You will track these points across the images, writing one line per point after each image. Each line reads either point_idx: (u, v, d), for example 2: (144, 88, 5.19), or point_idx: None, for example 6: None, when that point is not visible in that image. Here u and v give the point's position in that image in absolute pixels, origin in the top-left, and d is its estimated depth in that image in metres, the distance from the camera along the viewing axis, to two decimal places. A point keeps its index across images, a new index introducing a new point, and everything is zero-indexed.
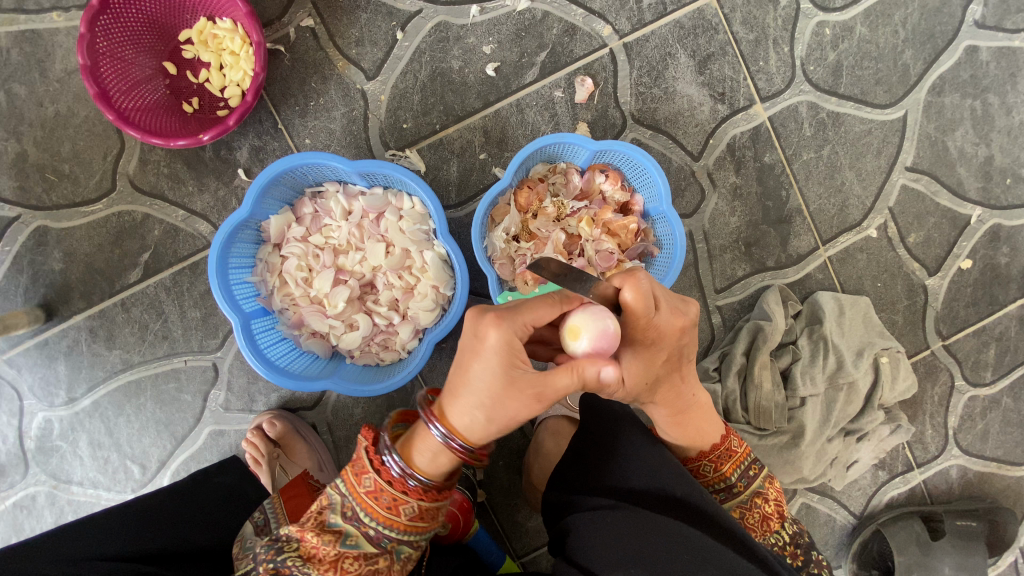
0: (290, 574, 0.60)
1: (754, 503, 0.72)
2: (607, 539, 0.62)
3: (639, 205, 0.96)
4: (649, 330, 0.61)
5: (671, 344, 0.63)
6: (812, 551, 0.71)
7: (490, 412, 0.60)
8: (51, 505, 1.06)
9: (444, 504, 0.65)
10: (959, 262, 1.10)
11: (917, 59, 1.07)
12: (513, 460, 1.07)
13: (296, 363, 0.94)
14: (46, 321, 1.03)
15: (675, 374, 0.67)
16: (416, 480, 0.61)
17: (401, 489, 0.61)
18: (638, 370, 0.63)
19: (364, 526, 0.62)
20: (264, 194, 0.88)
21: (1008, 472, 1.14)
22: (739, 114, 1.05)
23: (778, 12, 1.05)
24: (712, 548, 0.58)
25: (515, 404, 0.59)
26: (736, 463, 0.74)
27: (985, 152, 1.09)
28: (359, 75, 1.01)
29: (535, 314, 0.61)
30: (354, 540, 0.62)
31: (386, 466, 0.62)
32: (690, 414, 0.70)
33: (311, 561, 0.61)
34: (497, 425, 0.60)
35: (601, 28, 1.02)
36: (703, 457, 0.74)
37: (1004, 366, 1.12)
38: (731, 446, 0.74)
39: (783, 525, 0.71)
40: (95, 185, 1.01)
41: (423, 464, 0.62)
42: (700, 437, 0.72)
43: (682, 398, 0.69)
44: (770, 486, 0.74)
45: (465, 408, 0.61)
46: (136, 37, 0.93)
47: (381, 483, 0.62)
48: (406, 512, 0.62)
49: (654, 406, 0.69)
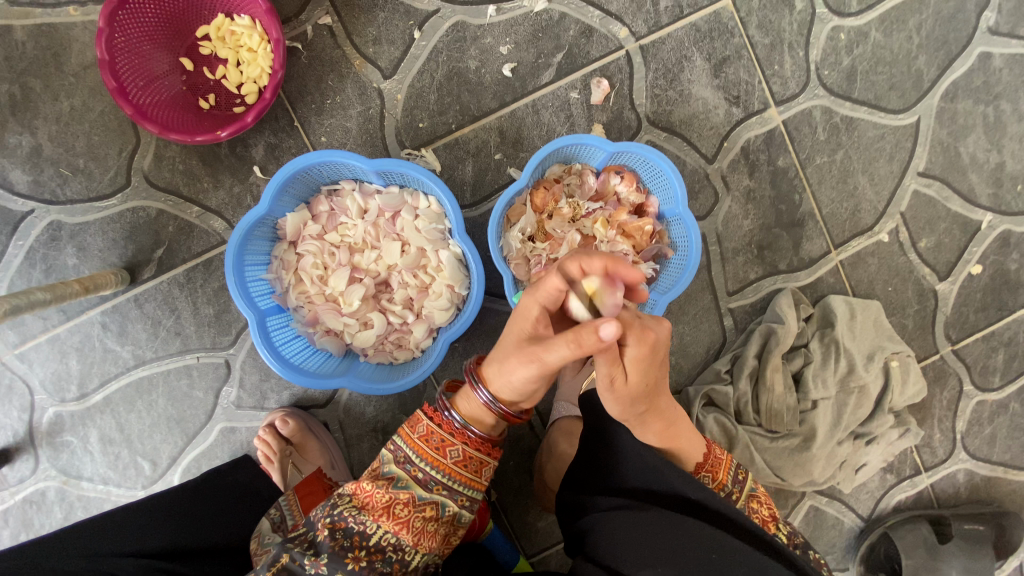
0: (346, 525, 0.63)
1: (753, 507, 0.70)
2: (631, 540, 0.62)
3: (654, 207, 0.96)
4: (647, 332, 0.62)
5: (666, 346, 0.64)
6: (812, 551, 0.68)
7: (503, 369, 0.65)
8: (61, 501, 1.06)
9: (487, 461, 0.70)
10: (969, 268, 1.10)
11: (931, 64, 1.08)
12: (524, 460, 1.07)
13: (310, 361, 0.94)
14: (131, 282, 1.02)
15: (661, 391, 0.68)
16: (462, 423, 0.69)
17: (448, 431, 0.68)
18: (638, 372, 0.63)
19: (415, 469, 0.67)
20: (281, 192, 0.88)
21: (1014, 477, 1.14)
22: (753, 117, 1.06)
23: (794, 16, 1.06)
24: (737, 547, 0.59)
25: (516, 358, 0.63)
26: (727, 470, 0.73)
27: (997, 158, 1.10)
28: (376, 74, 1.01)
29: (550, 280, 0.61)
30: (405, 484, 0.66)
31: (438, 412, 0.70)
32: (677, 427, 0.71)
33: (365, 509, 0.64)
34: (504, 378, 0.66)
35: (618, 30, 1.03)
36: (701, 469, 0.72)
37: (1012, 371, 1.13)
38: (718, 454, 0.74)
39: (779, 526, 0.69)
40: (109, 180, 1.01)
41: (468, 412, 0.69)
42: (690, 450, 0.72)
43: (669, 410, 0.69)
44: (761, 490, 0.74)
45: (492, 359, 0.68)
46: (153, 33, 0.93)
47: (432, 428, 0.69)
48: (452, 454, 0.67)
49: (647, 420, 0.68)
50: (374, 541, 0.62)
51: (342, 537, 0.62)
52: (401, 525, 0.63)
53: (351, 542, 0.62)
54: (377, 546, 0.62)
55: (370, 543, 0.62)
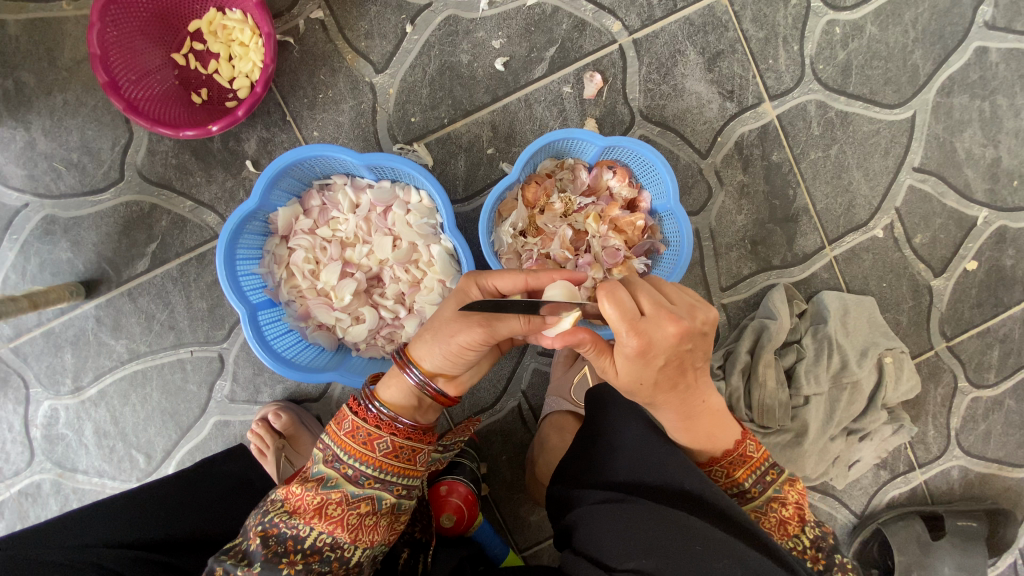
0: (279, 531, 0.63)
1: (771, 508, 0.69)
2: (617, 532, 0.62)
3: (646, 202, 0.96)
4: (638, 334, 0.55)
5: (666, 352, 0.57)
6: (836, 555, 0.66)
7: (433, 337, 0.66)
8: (56, 493, 1.07)
9: (421, 449, 0.69)
10: (965, 264, 1.10)
11: (927, 59, 1.07)
12: (516, 454, 1.07)
13: (302, 356, 0.95)
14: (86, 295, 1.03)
15: (678, 384, 0.63)
16: (386, 413, 0.67)
17: (375, 424, 0.67)
18: (630, 370, 0.58)
19: (344, 466, 0.66)
20: (272, 186, 0.88)
21: (1008, 474, 1.14)
22: (747, 112, 1.05)
23: (789, 10, 1.05)
24: (723, 540, 0.58)
25: (453, 327, 0.63)
26: (751, 469, 0.71)
27: (993, 154, 1.09)
28: (368, 68, 1.01)
29: (502, 278, 0.66)
30: (335, 482, 0.65)
31: (359, 404, 0.69)
32: (699, 419, 0.67)
33: (297, 512, 0.64)
34: (438, 345, 0.65)
35: (611, 24, 1.02)
36: (715, 463, 0.71)
37: (1007, 368, 1.13)
38: (747, 451, 0.71)
39: (802, 529, 0.68)
40: (103, 175, 1.01)
41: (390, 398, 0.68)
42: (713, 443, 0.69)
43: (692, 404, 0.66)
44: (791, 489, 0.70)
45: (424, 336, 0.67)
46: (146, 28, 0.93)
47: (358, 423, 0.67)
48: (380, 447, 0.66)
49: (660, 409, 0.66)
50: (309, 543, 0.62)
51: (275, 543, 0.62)
52: (335, 524, 0.63)
53: (284, 547, 0.61)
54: (314, 548, 0.62)
55: (306, 545, 0.62)
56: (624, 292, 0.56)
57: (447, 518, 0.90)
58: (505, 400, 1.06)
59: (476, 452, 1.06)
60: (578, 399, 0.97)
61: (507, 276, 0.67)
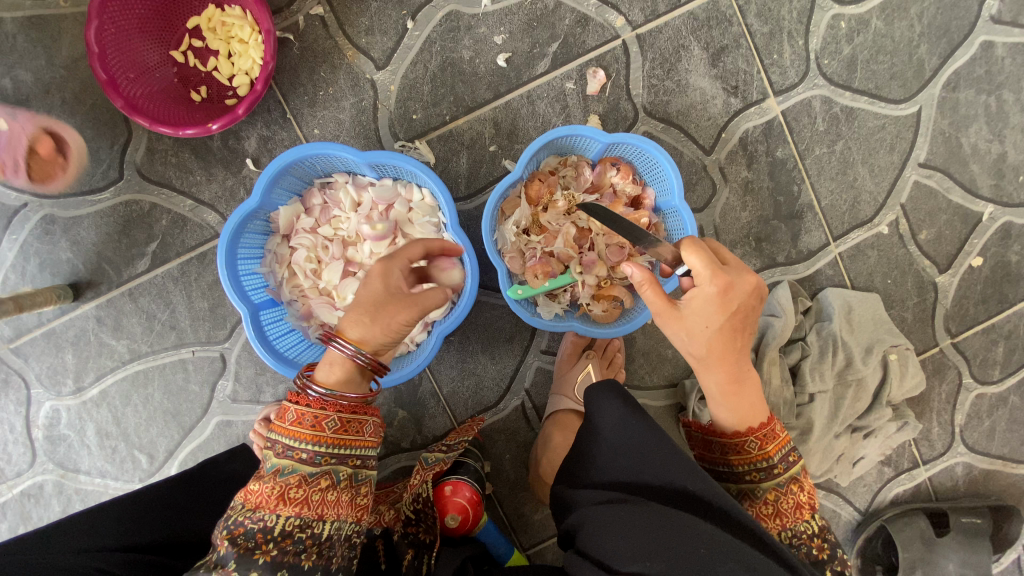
0: (246, 529, 0.62)
1: (791, 490, 0.69)
2: (620, 533, 0.62)
3: (651, 200, 0.95)
4: (722, 273, 0.66)
5: (749, 300, 0.67)
6: (837, 548, 0.69)
7: (363, 310, 0.67)
8: (58, 493, 1.06)
9: (366, 419, 0.70)
10: (970, 260, 1.09)
11: (933, 53, 1.06)
12: (520, 453, 1.07)
13: (305, 355, 0.94)
14: (74, 295, 1.02)
15: (739, 342, 0.69)
16: (329, 393, 0.67)
17: (320, 406, 0.67)
18: (703, 310, 0.67)
19: (296, 452, 0.65)
20: (273, 185, 0.87)
21: (1013, 470, 1.14)
22: (752, 108, 1.04)
23: (794, 5, 1.04)
24: (728, 543, 0.58)
25: (391, 310, 0.66)
26: (780, 446, 0.70)
27: (999, 149, 1.08)
28: (368, 65, 1.00)
29: (411, 250, 0.71)
30: (291, 468, 0.64)
31: (300, 392, 0.68)
32: (743, 386, 0.70)
33: (259, 507, 0.63)
34: (378, 326, 0.67)
35: (614, 18, 1.01)
36: (750, 433, 0.70)
37: (1012, 364, 1.12)
38: (776, 429, 0.71)
39: (813, 515, 0.69)
40: (102, 174, 1.01)
41: (326, 378, 0.69)
42: (750, 414, 0.71)
43: (739, 367, 0.70)
44: (807, 475, 0.71)
45: (354, 316, 0.68)
46: (144, 25, 0.92)
47: (302, 410, 0.67)
48: (329, 426, 0.66)
49: (710, 365, 0.69)
50: (279, 531, 0.62)
51: (244, 540, 0.61)
52: (299, 506, 0.63)
53: (255, 541, 0.61)
54: (284, 533, 0.62)
55: (276, 533, 0.61)
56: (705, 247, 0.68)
57: (450, 518, 0.90)
58: (508, 400, 1.06)
59: (480, 451, 1.05)
60: (581, 397, 0.97)
61: (413, 247, 0.72)
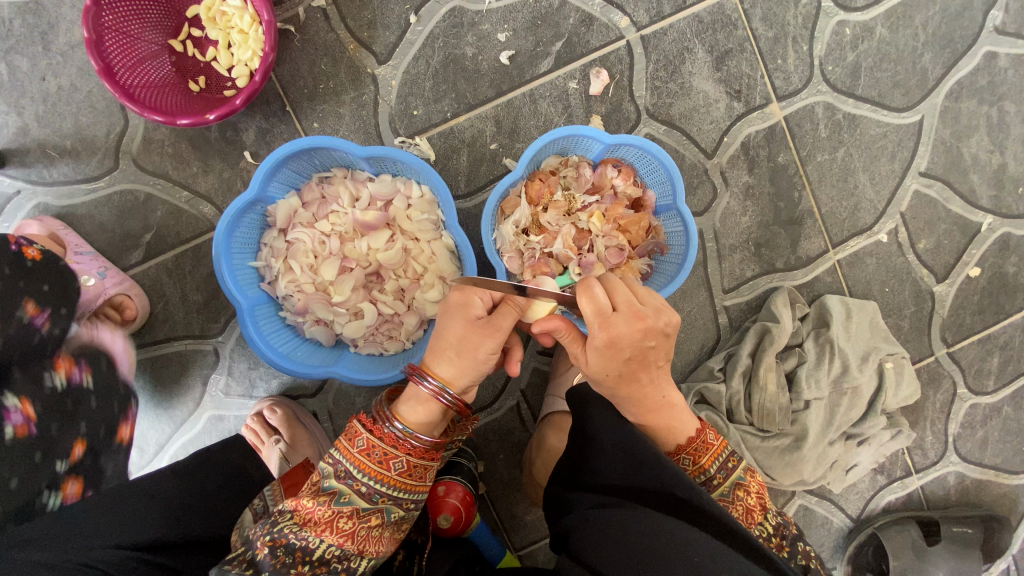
0: (287, 541, 0.61)
1: (737, 496, 0.68)
2: (612, 541, 0.61)
3: (651, 202, 0.94)
4: (605, 328, 0.63)
5: (640, 343, 0.64)
6: (801, 543, 0.65)
7: (440, 348, 0.69)
8: None
9: (431, 465, 0.69)
10: (968, 270, 1.09)
11: (936, 63, 1.06)
12: (513, 454, 1.06)
13: (299, 351, 0.92)
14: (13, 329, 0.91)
15: (643, 375, 0.67)
16: (405, 431, 0.66)
17: (391, 444, 0.66)
18: (596, 362, 0.65)
19: (357, 483, 0.65)
20: (272, 177, 0.86)
21: (1004, 480, 1.14)
22: (755, 112, 1.04)
23: (799, 10, 1.04)
24: (720, 551, 0.55)
25: (475, 341, 0.67)
26: (715, 456, 0.71)
27: (999, 160, 1.08)
28: (370, 59, 0.99)
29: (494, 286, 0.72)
30: (347, 498, 0.64)
31: (372, 421, 0.67)
32: (658, 413, 0.70)
33: (307, 524, 0.63)
34: (466, 360, 0.67)
35: (619, 19, 1.00)
36: (681, 450, 0.72)
37: (1006, 375, 1.13)
38: (709, 439, 0.72)
39: (766, 516, 0.66)
40: (97, 163, 0.99)
41: (407, 416, 0.68)
42: (671, 433, 0.71)
43: (653, 398, 0.69)
44: (751, 478, 0.71)
45: (441, 352, 0.69)
46: (143, 12, 0.91)
47: (373, 441, 0.66)
48: (395, 467, 0.66)
49: (619, 400, 0.69)
50: (318, 555, 0.61)
51: (283, 553, 0.60)
52: (345, 537, 0.63)
53: (293, 558, 0.60)
54: (322, 559, 0.61)
55: (315, 556, 0.61)
56: (599, 288, 0.64)
57: (444, 519, 0.89)
58: (504, 399, 1.05)
59: (473, 451, 1.05)
60: None
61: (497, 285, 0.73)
